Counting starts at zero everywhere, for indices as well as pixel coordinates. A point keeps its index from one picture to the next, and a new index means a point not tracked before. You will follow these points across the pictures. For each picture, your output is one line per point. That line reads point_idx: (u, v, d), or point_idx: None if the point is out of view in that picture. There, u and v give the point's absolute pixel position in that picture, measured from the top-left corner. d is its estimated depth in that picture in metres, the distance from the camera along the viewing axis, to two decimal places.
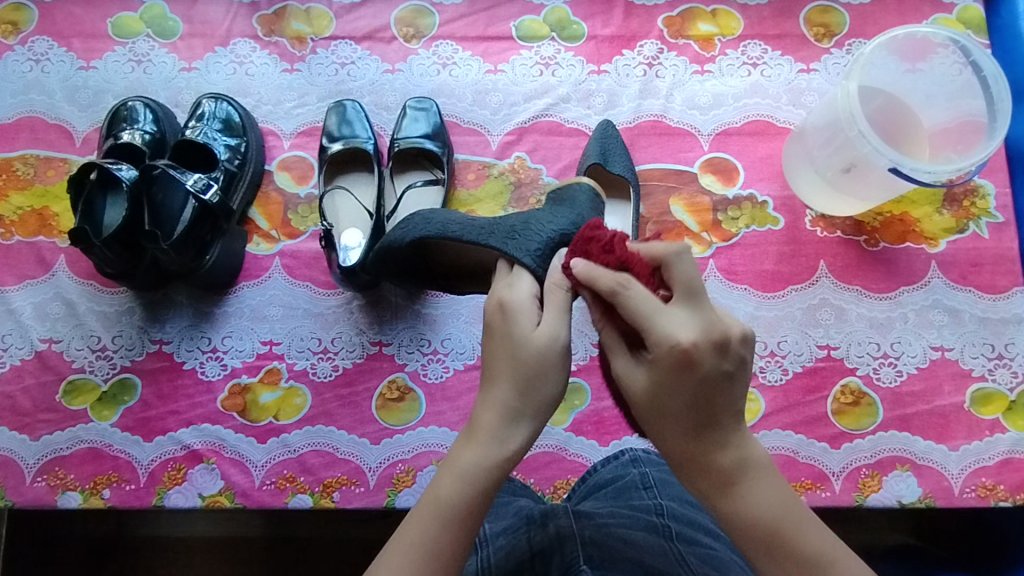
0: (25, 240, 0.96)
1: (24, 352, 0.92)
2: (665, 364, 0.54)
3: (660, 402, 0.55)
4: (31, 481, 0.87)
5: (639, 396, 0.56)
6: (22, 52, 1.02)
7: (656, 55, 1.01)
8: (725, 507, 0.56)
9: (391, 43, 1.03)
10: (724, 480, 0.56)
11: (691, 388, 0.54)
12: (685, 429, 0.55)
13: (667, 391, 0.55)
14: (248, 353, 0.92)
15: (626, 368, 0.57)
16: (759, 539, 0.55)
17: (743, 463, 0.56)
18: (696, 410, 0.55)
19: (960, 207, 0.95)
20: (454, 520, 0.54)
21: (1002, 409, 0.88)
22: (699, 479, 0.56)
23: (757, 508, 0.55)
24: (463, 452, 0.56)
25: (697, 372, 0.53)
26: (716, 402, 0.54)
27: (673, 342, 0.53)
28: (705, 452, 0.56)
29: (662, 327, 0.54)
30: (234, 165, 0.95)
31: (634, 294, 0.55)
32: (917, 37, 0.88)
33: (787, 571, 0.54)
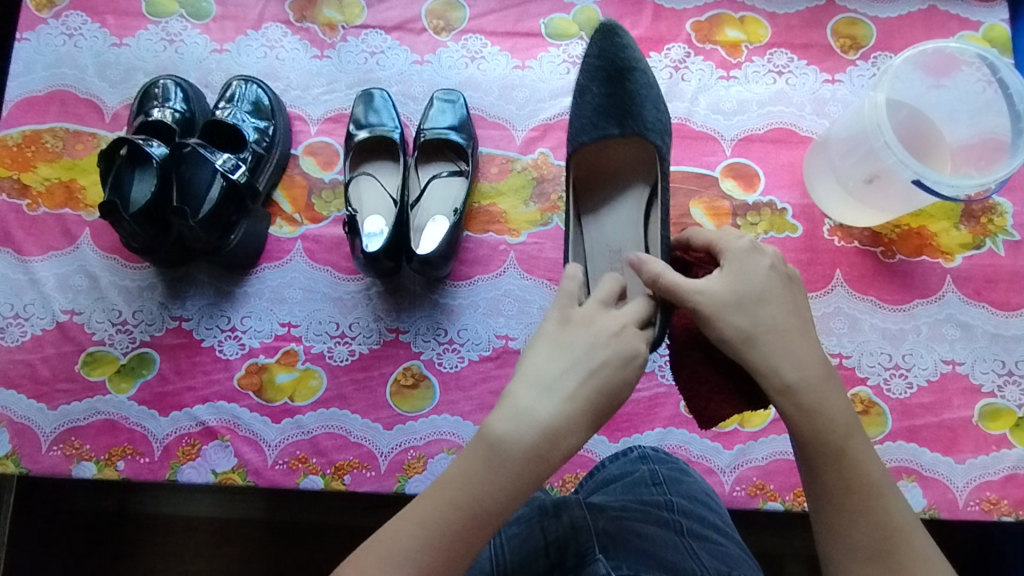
0: (51, 212, 0.97)
1: (45, 322, 0.93)
2: (737, 258, 0.64)
3: (739, 293, 0.62)
4: (47, 449, 0.89)
5: (718, 297, 0.62)
6: (56, 26, 1.03)
7: (683, 59, 1.02)
8: (806, 403, 0.59)
9: (421, 34, 1.04)
10: (808, 381, 0.60)
11: (761, 272, 0.63)
12: (768, 317, 0.61)
13: (741, 280, 0.63)
14: (267, 333, 0.93)
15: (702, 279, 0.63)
16: (831, 437, 0.59)
17: (822, 370, 0.61)
18: (772, 304, 0.62)
19: (977, 224, 0.96)
20: (484, 524, 0.55)
21: (1010, 425, 0.89)
22: (777, 376, 0.60)
23: (834, 408, 0.60)
24: (504, 452, 0.56)
25: (763, 263, 0.64)
26: (789, 303, 0.63)
27: (746, 242, 0.65)
28: (788, 347, 0.61)
29: (727, 236, 0.67)
30: (262, 148, 0.96)
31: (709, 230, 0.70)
32: (944, 52, 0.89)
33: (844, 475, 0.58)
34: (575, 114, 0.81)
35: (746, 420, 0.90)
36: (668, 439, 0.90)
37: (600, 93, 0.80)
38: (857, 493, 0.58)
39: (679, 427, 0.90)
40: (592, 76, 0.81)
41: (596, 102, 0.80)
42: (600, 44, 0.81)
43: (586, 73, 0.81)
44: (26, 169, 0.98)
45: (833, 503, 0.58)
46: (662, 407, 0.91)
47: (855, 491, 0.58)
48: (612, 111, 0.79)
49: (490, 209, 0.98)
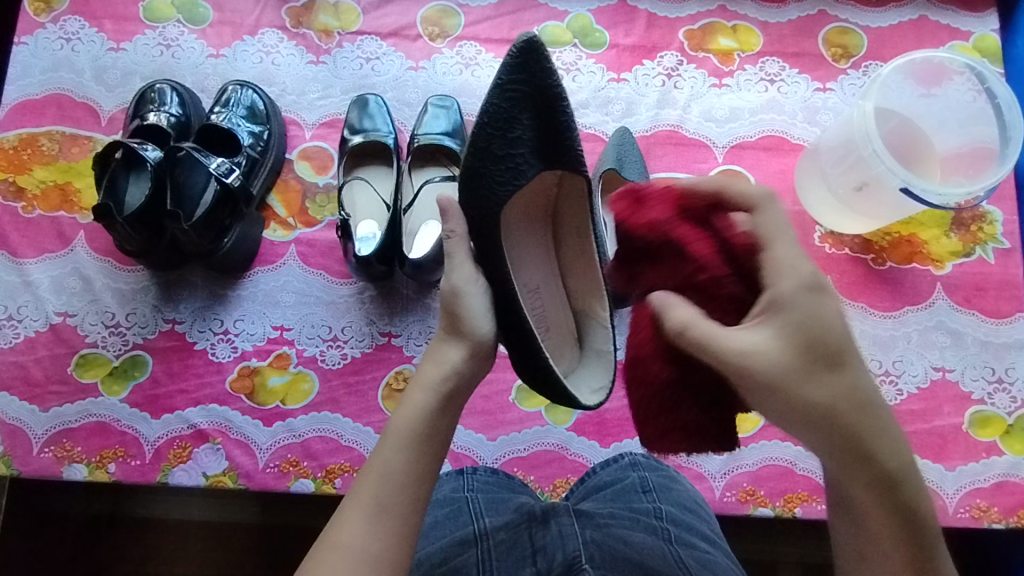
0: (46, 214, 0.97)
1: (38, 324, 0.93)
2: (801, 302, 0.55)
3: (795, 351, 0.54)
4: (38, 452, 0.89)
5: (791, 355, 0.53)
6: (54, 30, 1.03)
7: (676, 67, 1.03)
8: (880, 467, 0.53)
9: (416, 41, 1.04)
10: (879, 441, 0.53)
11: (833, 318, 0.55)
12: (846, 383, 0.54)
13: (809, 333, 0.54)
14: (259, 337, 0.94)
15: (746, 334, 0.54)
16: (899, 504, 0.53)
17: (896, 430, 0.54)
18: (841, 364, 0.54)
19: (968, 231, 0.96)
20: (409, 441, 0.57)
21: (1000, 432, 0.89)
22: (852, 441, 0.53)
23: (906, 469, 0.53)
24: (413, 388, 0.61)
25: (825, 311, 0.55)
26: (856, 357, 0.55)
27: (813, 277, 0.56)
28: (862, 404, 0.53)
29: (790, 264, 0.57)
30: (257, 152, 0.96)
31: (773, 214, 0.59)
32: (933, 62, 0.90)
33: (908, 546, 0.53)
34: (489, 160, 0.65)
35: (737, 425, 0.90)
36: None
37: (529, 128, 0.65)
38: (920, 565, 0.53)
39: None
40: (514, 115, 0.65)
41: (527, 139, 0.65)
42: (522, 73, 0.65)
43: (506, 108, 0.65)
44: (22, 172, 0.98)
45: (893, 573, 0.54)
46: None
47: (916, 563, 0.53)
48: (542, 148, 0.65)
49: None
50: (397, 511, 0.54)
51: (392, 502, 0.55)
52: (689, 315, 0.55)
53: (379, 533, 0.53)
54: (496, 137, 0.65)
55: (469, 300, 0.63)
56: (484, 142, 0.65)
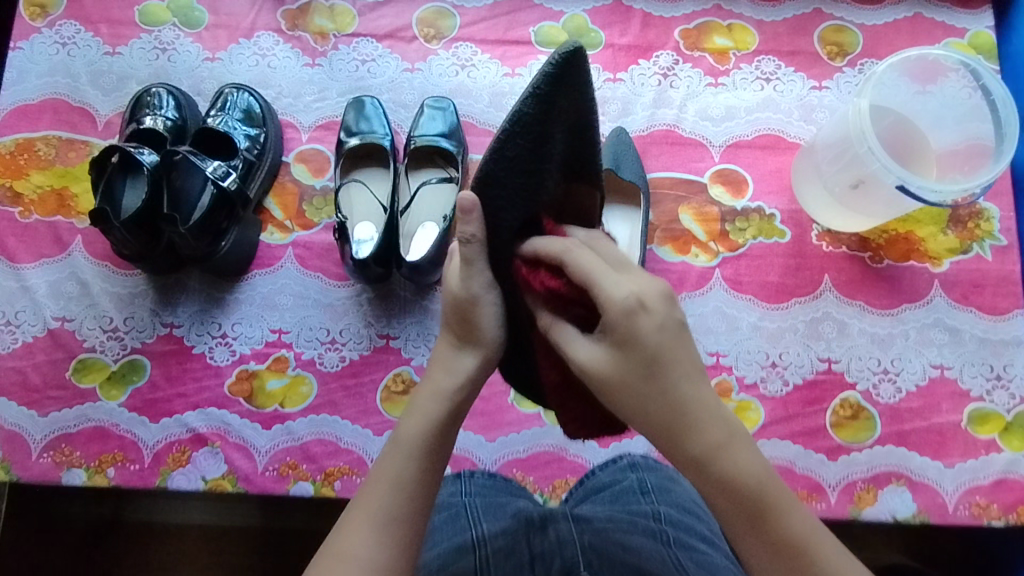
0: (43, 219, 0.97)
1: (36, 329, 0.93)
2: (617, 324, 0.49)
3: (624, 369, 0.50)
4: (37, 457, 0.89)
5: (601, 377, 0.50)
6: (49, 35, 1.03)
7: (671, 66, 1.03)
8: (718, 475, 0.50)
9: (412, 43, 1.04)
10: (711, 450, 0.50)
11: (645, 340, 0.49)
12: (655, 403, 0.50)
13: (618, 358, 0.50)
14: (257, 340, 0.94)
15: (579, 348, 0.52)
16: (749, 510, 0.50)
17: (732, 432, 0.51)
18: (666, 387, 0.50)
19: (965, 229, 0.96)
20: (419, 453, 0.57)
21: (998, 429, 0.89)
22: (682, 449, 0.50)
23: (748, 474, 0.50)
24: (421, 393, 0.60)
25: (644, 327, 0.49)
26: (685, 377, 0.50)
27: (619, 296, 0.48)
28: (686, 421, 0.50)
29: (610, 280, 0.49)
30: (253, 154, 0.96)
31: (582, 256, 0.50)
32: (928, 59, 0.90)
33: (770, 553, 0.50)
34: (515, 176, 0.53)
35: None
36: None
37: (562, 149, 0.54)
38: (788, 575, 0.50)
39: None
40: (549, 135, 0.52)
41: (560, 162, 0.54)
42: (558, 86, 0.51)
43: (542, 119, 0.51)
44: (19, 177, 0.98)
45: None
46: None
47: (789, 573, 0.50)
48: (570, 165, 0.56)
49: None
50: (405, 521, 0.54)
51: (400, 512, 0.55)
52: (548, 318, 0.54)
53: (388, 543, 0.53)
54: (528, 160, 0.52)
55: (488, 313, 0.58)
56: (514, 154, 0.52)
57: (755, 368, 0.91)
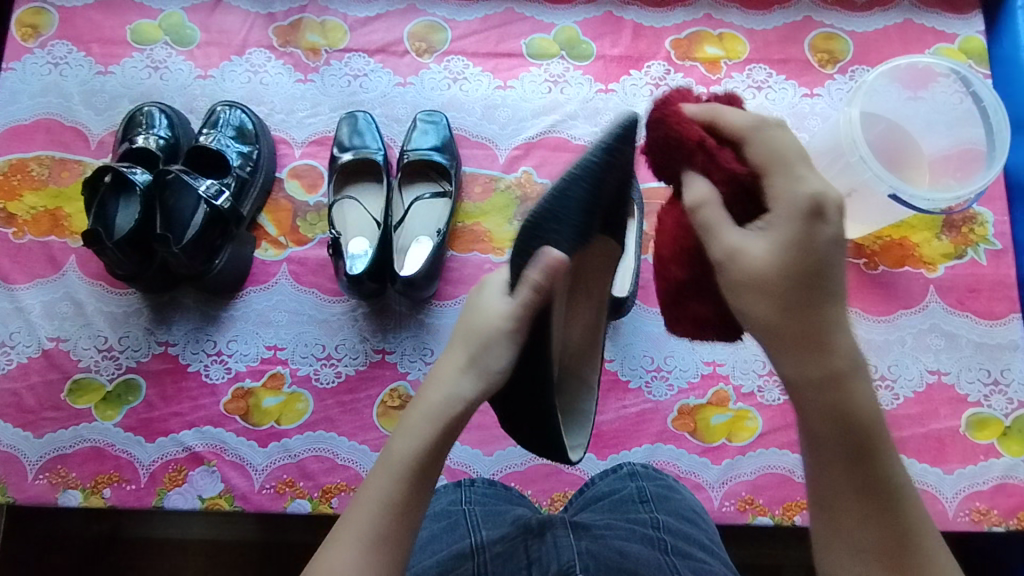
0: (36, 240, 0.97)
1: (31, 350, 0.93)
2: (789, 209, 0.56)
3: (790, 267, 0.55)
4: (33, 478, 0.88)
5: (760, 255, 0.56)
6: (42, 55, 1.04)
7: (663, 76, 1.03)
8: (847, 400, 0.55)
9: (403, 57, 1.05)
10: (842, 377, 0.55)
11: (817, 234, 0.55)
12: (818, 297, 0.55)
13: (785, 245, 0.55)
14: (253, 357, 0.93)
15: (739, 238, 0.57)
16: (852, 442, 0.55)
17: (856, 371, 0.56)
18: (825, 275, 0.55)
19: (959, 233, 0.96)
20: (405, 475, 0.55)
21: (997, 434, 0.89)
22: (824, 355, 0.55)
23: (870, 408, 0.55)
24: (411, 411, 0.59)
25: (820, 237, 0.55)
26: (822, 295, 0.55)
27: (806, 198, 0.56)
28: (833, 291, 0.55)
29: (786, 181, 0.57)
30: (246, 172, 0.96)
31: (763, 147, 0.59)
32: (918, 67, 0.91)
33: (866, 491, 0.55)
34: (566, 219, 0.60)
35: (734, 434, 0.90)
36: (657, 455, 0.90)
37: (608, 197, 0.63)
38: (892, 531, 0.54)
39: (667, 442, 0.90)
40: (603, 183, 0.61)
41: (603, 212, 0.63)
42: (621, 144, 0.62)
43: (600, 169, 0.61)
44: (12, 198, 0.98)
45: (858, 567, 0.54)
46: (649, 423, 0.91)
47: (891, 540, 0.54)
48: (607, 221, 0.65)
49: (473, 228, 0.98)
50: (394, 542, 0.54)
51: (383, 534, 0.53)
52: (705, 193, 0.59)
53: (370, 566, 0.52)
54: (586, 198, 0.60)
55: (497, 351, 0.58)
56: (576, 194, 0.60)
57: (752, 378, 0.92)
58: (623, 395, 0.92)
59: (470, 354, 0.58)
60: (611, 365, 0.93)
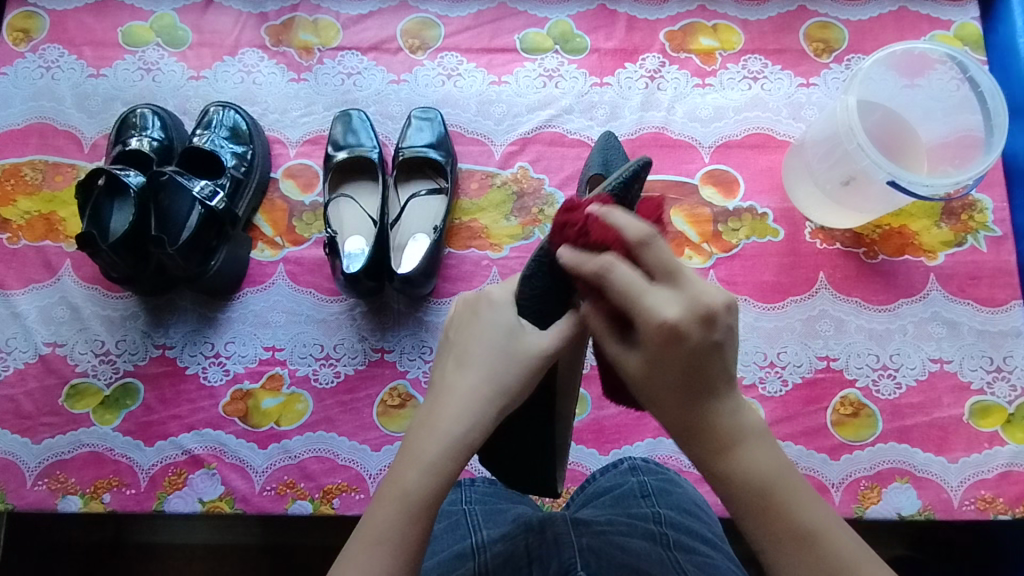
0: (31, 244, 0.96)
1: (27, 355, 0.92)
2: (687, 331, 0.47)
3: (662, 379, 0.50)
4: (32, 485, 0.88)
5: (635, 373, 0.51)
6: (34, 59, 1.03)
7: (658, 69, 1.03)
8: (733, 476, 0.50)
9: (397, 54, 1.04)
10: (723, 451, 0.50)
11: (680, 360, 0.48)
12: (705, 404, 0.50)
13: (658, 367, 0.49)
14: (251, 358, 0.93)
15: (618, 351, 0.51)
16: (753, 499, 0.49)
17: (739, 434, 0.50)
18: (692, 375, 0.49)
19: (959, 221, 0.96)
20: (423, 513, 0.51)
21: (1001, 421, 0.88)
22: (706, 439, 0.50)
23: (757, 473, 0.49)
24: (422, 441, 0.53)
25: (686, 346, 0.48)
26: (703, 372, 0.49)
27: (665, 316, 0.47)
28: (711, 383, 0.49)
29: (660, 300, 0.48)
30: (241, 172, 0.96)
31: (622, 271, 0.48)
32: (915, 53, 0.90)
33: (778, 539, 0.49)
34: None
35: None
36: (659, 449, 0.89)
37: None
38: (813, 570, 0.48)
39: (669, 436, 0.89)
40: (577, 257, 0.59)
41: None
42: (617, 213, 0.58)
43: None
44: (6, 203, 0.97)
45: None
46: (651, 417, 0.90)
47: None
48: None
49: (470, 225, 0.98)
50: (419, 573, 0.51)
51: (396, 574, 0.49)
52: (587, 307, 0.53)
53: None
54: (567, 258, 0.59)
55: (503, 362, 0.56)
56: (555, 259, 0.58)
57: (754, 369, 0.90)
58: None
59: (499, 383, 0.55)
60: None
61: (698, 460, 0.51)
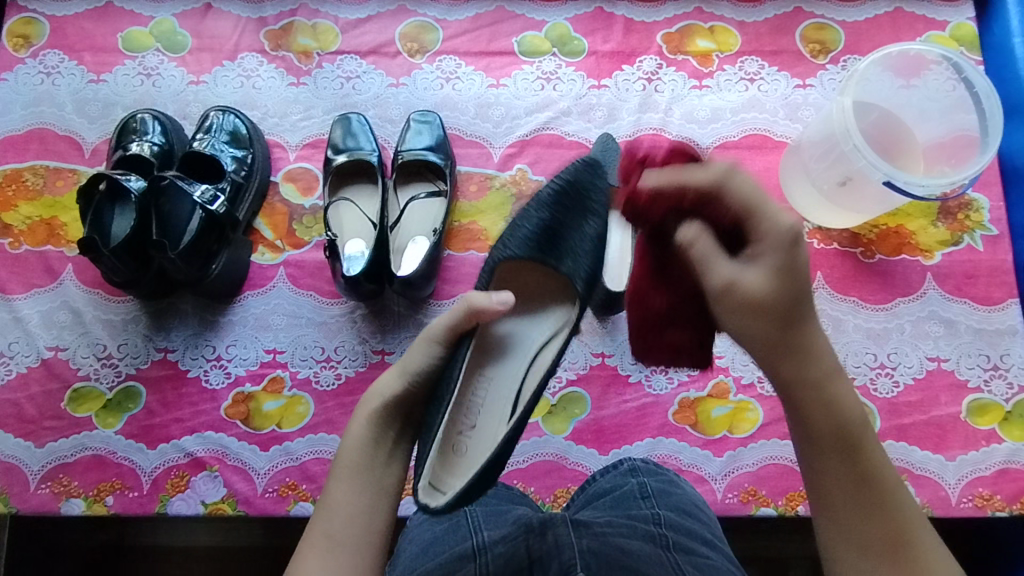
0: (33, 250, 0.97)
1: (30, 359, 0.93)
2: (782, 245, 0.59)
3: (781, 290, 0.59)
4: (35, 488, 0.88)
5: (755, 284, 0.59)
6: (34, 65, 1.04)
7: (655, 71, 1.03)
8: (822, 394, 0.60)
9: (396, 58, 1.05)
10: (824, 385, 0.61)
11: (797, 270, 0.59)
12: (801, 326, 0.60)
13: (782, 275, 0.59)
14: (252, 361, 0.93)
15: (735, 270, 0.60)
16: (834, 427, 0.60)
17: (833, 367, 0.61)
18: (797, 299, 0.60)
19: (955, 220, 0.96)
20: (350, 476, 0.62)
21: (998, 419, 0.89)
22: (799, 355, 0.60)
23: (839, 397, 0.61)
24: (355, 426, 0.66)
25: (799, 254, 0.59)
26: (807, 296, 0.60)
27: (786, 223, 0.59)
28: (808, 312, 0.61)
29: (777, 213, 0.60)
30: (241, 176, 0.96)
31: (740, 181, 0.60)
32: (910, 54, 0.91)
33: (847, 463, 0.60)
34: (510, 236, 0.70)
35: (735, 426, 0.90)
36: (658, 449, 0.90)
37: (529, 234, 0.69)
38: (872, 499, 0.59)
39: (669, 436, 0.90)
40: (515, 232, 0.70)
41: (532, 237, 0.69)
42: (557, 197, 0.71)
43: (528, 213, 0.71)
44: (7, 208, 0.98)
45: (856, 519, 0.59)
46: (651, 417, 0.91)
47: (878, 510, 0.59)
48: (548, 242, 0.69)
49: (470, 227, 0.98)
50: (345, 546, 0.59)
51: (342, 534, 0.59)
52: (694, 229, 0.62)
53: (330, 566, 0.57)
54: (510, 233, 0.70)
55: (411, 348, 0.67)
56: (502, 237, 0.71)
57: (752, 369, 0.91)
58: (623, 390, 0.92)
59: (402, 362, 0.66)
60: (610, 360, 0.93)
61: (786, 371, 0.61)
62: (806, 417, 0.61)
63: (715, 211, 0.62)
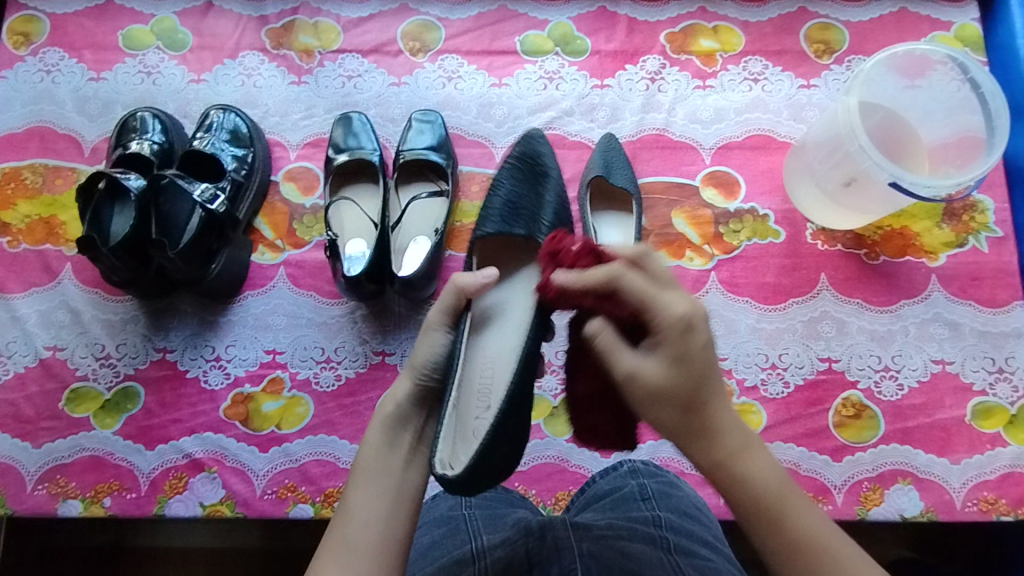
0: (31, 248, 0.96)
1: (27, 359, 0.92)
2: (674, 332, 0.56)
3: (678, 380, 0.56)
4: (32, 489, 0.87)
5: (654, 377, 0.56)
6: (33, 63, 1.03)
7: (658, 71, 1.03)
8: (734, 475, 0.56)
9: (398, 56, 1.04)
10: (737, 459, 0.56)
11: (695, 354, 0.56)
12: (706, 411, 0.56)
13: (677, 364, 0.56)
14: (252, 362, 0.93)
15: (635, 361, 0.57)
16: (758, 509, 0.55)
17: (744, 441, 0.57)
18: (696, 384, 0.56)
19: (960, 222, 0.96)
20: (371, 475, 0.61)
21: (1003, 423, 0.88)
22: (708, 441, 0.57)
23: (761, 477, 0.56)
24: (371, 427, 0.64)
25: (697, 338, 0.56)
26: (708, 377, 0.56)
27: (679, 311, 0.56)
28: (712, 397, 0.57)
29: (672, 297, 0.57)
30: (241, 175, 0.96)
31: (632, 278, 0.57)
32: (916, 54, 0.90)
33: (781, 547, 0.54)
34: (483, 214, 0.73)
35: None
36: (660, 451, 0.89)
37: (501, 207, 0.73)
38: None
39: None
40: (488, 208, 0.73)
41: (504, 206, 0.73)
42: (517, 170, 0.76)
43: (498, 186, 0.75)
44: (6, 207, 0.97)
45: None
46: None
47: None
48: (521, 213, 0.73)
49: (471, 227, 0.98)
50: (364, 554, 0.56)
51: (367, 532, 0.57)
52: (597, 323, 0.59)
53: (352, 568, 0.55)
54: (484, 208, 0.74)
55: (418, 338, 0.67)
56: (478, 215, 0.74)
57: (755, 371, 0.90)
58: None
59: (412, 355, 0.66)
60: None
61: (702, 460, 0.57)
62: (727, 503, 0.57)
63: (611, 310, 0.59)
